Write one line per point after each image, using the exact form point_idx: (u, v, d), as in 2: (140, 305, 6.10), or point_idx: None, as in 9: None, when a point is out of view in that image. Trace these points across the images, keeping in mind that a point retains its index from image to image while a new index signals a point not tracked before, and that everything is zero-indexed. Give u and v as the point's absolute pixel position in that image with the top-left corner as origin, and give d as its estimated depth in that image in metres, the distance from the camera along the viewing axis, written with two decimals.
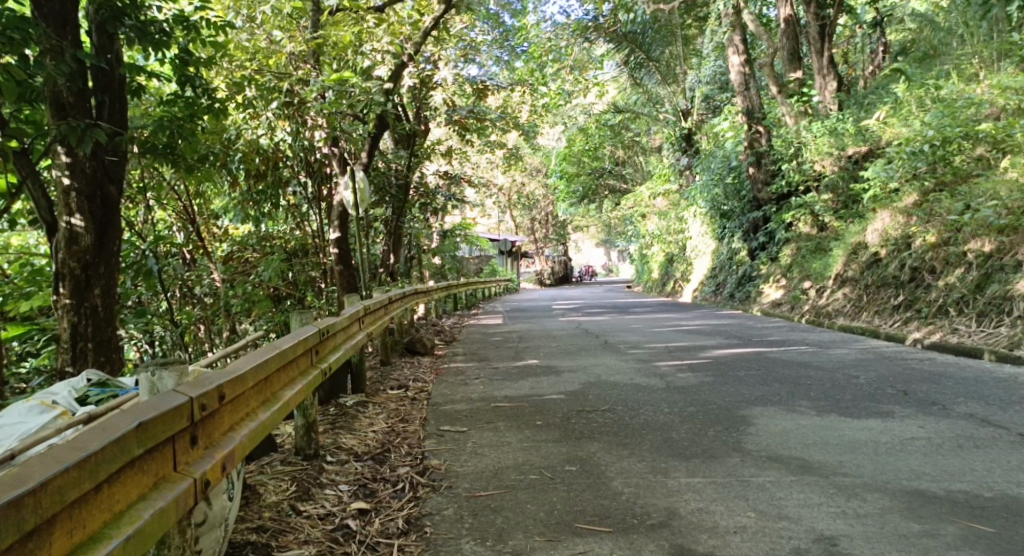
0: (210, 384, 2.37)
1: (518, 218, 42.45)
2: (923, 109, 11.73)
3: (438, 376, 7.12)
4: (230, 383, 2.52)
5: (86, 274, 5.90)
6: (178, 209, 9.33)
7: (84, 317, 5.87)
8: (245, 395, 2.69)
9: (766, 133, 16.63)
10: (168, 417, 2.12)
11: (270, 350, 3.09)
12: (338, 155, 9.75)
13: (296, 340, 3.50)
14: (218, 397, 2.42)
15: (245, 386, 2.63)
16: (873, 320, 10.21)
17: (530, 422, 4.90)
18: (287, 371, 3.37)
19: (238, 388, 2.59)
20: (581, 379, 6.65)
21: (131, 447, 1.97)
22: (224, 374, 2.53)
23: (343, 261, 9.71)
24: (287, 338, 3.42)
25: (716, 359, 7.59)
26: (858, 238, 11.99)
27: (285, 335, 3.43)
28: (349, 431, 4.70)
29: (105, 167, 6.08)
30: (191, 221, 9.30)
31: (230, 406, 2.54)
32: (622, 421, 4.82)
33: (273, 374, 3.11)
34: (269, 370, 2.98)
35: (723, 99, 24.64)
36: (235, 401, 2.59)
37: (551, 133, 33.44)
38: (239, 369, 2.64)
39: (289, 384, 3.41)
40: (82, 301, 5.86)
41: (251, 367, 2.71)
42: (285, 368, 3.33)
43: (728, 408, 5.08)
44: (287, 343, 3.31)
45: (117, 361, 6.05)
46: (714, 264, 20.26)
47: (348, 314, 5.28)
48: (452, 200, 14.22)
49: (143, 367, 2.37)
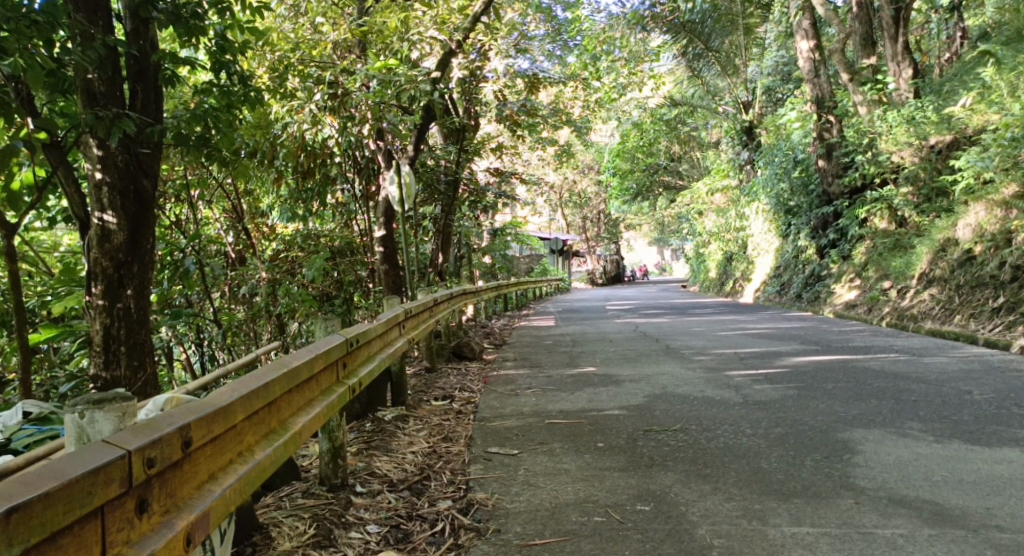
0: (163, 431, 1.91)
1: (570, 217, 41.65)
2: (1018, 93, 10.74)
3: (485, 385, 6.51)
4: (199, 423, 2.06)
5: (119, 274, 5.40)
6: (224, 207, 8.91)
7: (118, 320, 5.38)
8: (231, 432, 2.24)
9: (837, 123, 15.65)
10: (88, 485, 1.67)
11: (280, 368, 2.61)
12: (385, 151, 9.40)
13: (316, 351, 2.96)
14: (179, 445, 1.97)
15: (223, 425, 2.17)
16: (967, 325, 9.34)
17: (589, 444, 4.26)
18: (308, 389, 2.89)
19: (214, 427, 2.13)
20: (645, 390, 5.97)
21: (19, 538, 1.51)
22: (193, 410, 2.07)
23: (389, 260, 9.16)
24: (309, 349, 2.94)
25: (796, 369, 6.85)
26: (945, 234, 11.08)
27: (307, 345, 2.95)
28: (385, 454, 4.11)
29: (139, 160, 5.57)
30: (238, 222, 8.85)
31: (200, 452, 2.09)
32: (699, 445, 4.14)
33: (282, 397, 2.61)
34: (270, 397, 2.47)
35: (785, 92, 23.79)
36: (211, 443, 2.14)
37: (604, 129, 32.65)
38: (219, 401, 2.18)
39: (308, 406, 2.87)
40: (115, 302, 5.38)
41: (234, 399, 2.24)
42: (306, 386, 2.85)
43: (824, 431, 4.37)
44: (303, 357, 2.80)
45: (150, 366, 5.57)
46: (778, 262, 19.29)
47: (385, 320, 4.67)
48: (503, 197, 13.59)
49: (73, 407, 2.06)
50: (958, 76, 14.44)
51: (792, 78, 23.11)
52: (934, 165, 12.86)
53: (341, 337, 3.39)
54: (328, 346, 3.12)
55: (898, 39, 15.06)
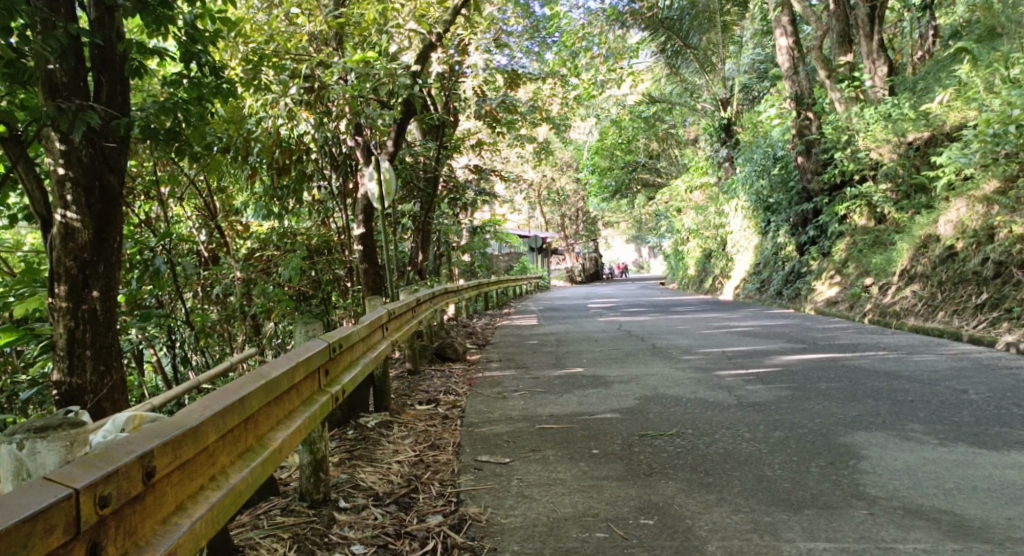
0: (117, 462, 1.72)
1: (548, 215, 41.44)
2: (997, 89, 10.72)
3: (471, 387, 6.30)
4: (162, 450, 1.87)
5: (84, 274, 5.12)
6: (198, 204, 8.53)
7: (82, 322, 5.09)
8: (203, 454, 2.06)
9: (816, 120, 15.58)
10: (26, 533, 1.49)
11: (260, 377, 2.41)
12: (364, 145, 9.00)
13: (297, 358, 2.75)
14: (138, 477, 1.78)
15: (191, 450, 1.98)
16: (951, 321, 9.29)
17: (584, 451, 4.08)
18: (291, 398, 2.69)
19: (182, 451, 1.95)
20: (636, 392, 5.80)
21: None
22: (155, 435, 1.88)
23: (368, 258, 8.91)
24: (292, 355, 2.75)
25: (787, 369, 6.71)
26: (926, 231, 11.04)
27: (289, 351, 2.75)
28: (369, 464, 3.91)
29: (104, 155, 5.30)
30: (213, 220, 8.45)
31: (165, 480, 1.90)
32: (699, 452, 3.98)
33: (261, 411, 2.41)
34: (246, 414, 2.27)
35: (761, 89, 23.84)
36: (179, 469, 1.95)
37: (582, 127, 32.48)
38: (189, 420, 2.00)
39: (289, 418, 2.67)
40: (79, 304, 5.08)
41: (204, 419, 2.04)
42: (288, 395, 2.66)
43: (826, 434, 4.22)
44: (283, 365, 2.59)
45: (119, 370, 5.30)
46: (757, 259, 19.23)
47: (368, 322, 4.44)
48: (483, 195, 13.36)
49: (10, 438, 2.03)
50: (930, 74, 14.60)
51: (768, 75, 23.10)
52: (912, 162, 12.84)
53: (324, 342, 3.19)
54: (311, 351, 2.92)
55: (874, 36, 15.09)
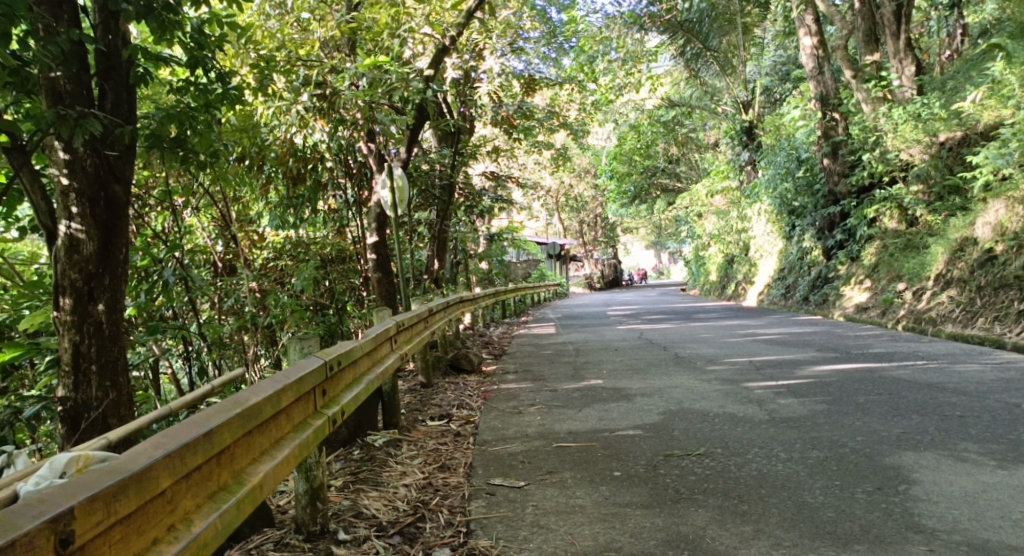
0: (19, 530, 1.50)
1: (567, 221, 41.05)
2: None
3: (485, 401, 5.99)
4: (88, 507, 1.64)
5: (89, 287, 4.63)
6: (211, 213, 8.19)
7: (88, 336, 4.61)
8: (152, 504, 1.82)
9: (842, 120, 15.23)
10: None
11: (232, 406, 2.16)
12: (377, 152, 8.77)
13: (287, 377, 2.49)
14: (52, 544, 1.55)
15: (128, 502, 1.74)
16: (991, 329, 8.91)
17: (606, 472, 3.78)
18: (278, 425, 2.44)
19: (119, 505, 1.72)
20: (660, 406, 5.48)
21: None
22: (81, 490, 1.66)
23: (381, 267, 8.62)
24: (280, 375, 2.49)
25: (820, 381, 6.38)
26: (961, 234, 10.62)
27: (277, 371, 2.50)
28: (375, 488, 3.63)
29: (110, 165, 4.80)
30: (228, 230, 8.05)
31: (98, 540, 1.67)
32: (730, 474, 3.65)
33: (236, 444, 2.17)
34: (213, 451, 2.04)
35: (783, 92, 23.42)
36: (116, 527, 1.72)
37: (600, 132, 32.08)
38: (127, 469, 1.76)
39: (278, 446, 2.42)
40: (84, 317, 4.61)
41: (148, 466, 1.81)
42: (274, 421, 2.41)
43: (869, 455, 3.90)
44: (267, 389, 2.34)
45: (127, 387, 4.82)
46: (782, 264, 18.77)
47: (373, 336, 4.16)
48: (500, 202, 13.06)
49: None
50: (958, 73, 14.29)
51: (791, 77, 22.68)
52: (945, 162, 12.39)
53: (322, 358, 2.92)
54: (305, 370, 2.65)
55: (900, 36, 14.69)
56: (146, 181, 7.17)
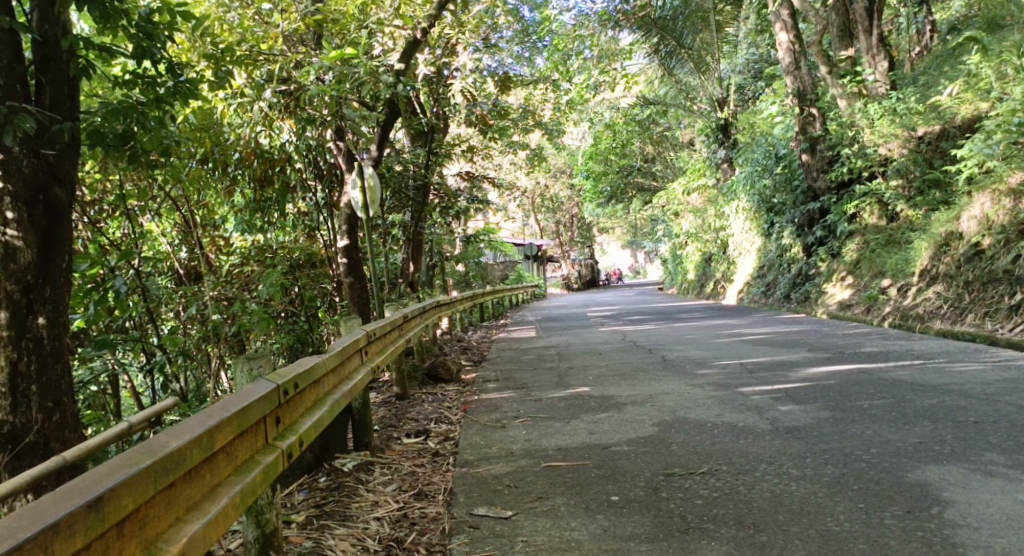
0: None
1: (543, 222, 40.68)
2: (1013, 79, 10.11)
3: (465, 414, 5.57)
4: None
5: (28, 299, 4.02)
6: (173, 218, 7.57)
7: (26, 351, 3.97)
8: None
9: (821, 116, 14.66)
10: None
11: (139, 459, 1.72)
12: (347, 150, 8.36)
13: (218, 412, 2.05)
14: None
15: None
16: (982, 325, 8.66)
17: (603, 497, 3.40)
18: (212, 470, 2.00)
19: None
20: (653, 416, 5.10)
21: None
22: None
23: (352, 272, 8.10)
24: (212, 408, 2.05)
25: (818, 384, 6.05)
26: (946, 228, 10.37)
27: (209, 404, 2.06)
28: (342, 524, 3.25)
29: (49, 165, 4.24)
30: (193, 234, 7.43)
31: None
32: (741, 497, 3.28)
33: (142, 509, 1.72)
34: (101, 525, 1.58)
35: (756, 90, 23.24)
36: None
37: (575, 133, 31.73)
38: None
39: (208, 502, 1.96)
40: (22, 333, 3.98)
41: None
42: (205, 468, 1.97)
43: (890, 470, 3.55)
44: (188, 432, 1.89)
45: (71, 406, 4.18)
46: (761, 262, 18.52)
47: (340, 349, 3.71)
48: (476, 202, 12.60)
49: None
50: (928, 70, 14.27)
51: (764, 75, 22.52)
52: (924, 156, 12.12)
53: (272, 382, 2.49)
54: (248, 398, 2.22)
55: (873, 31, 14.55)
56: (101, 186, 6.66)
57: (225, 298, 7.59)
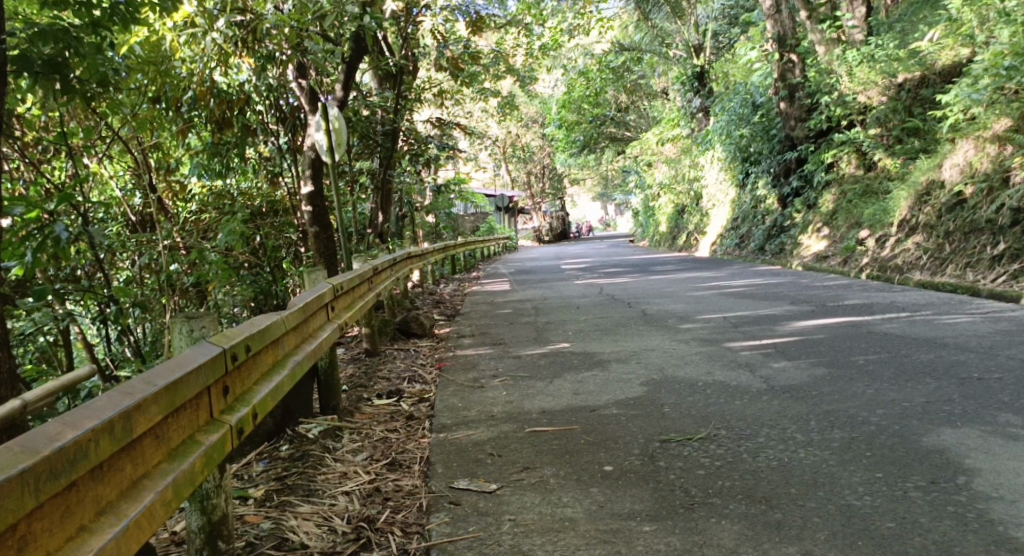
0: None
1: (514, 173, 40.06)
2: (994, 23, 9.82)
3: (440, 372, 5.24)
4: None
5: None
6: (125, 160, 6.95)
7: None
8: None
9: (800, 62, 14.26)
10: None
11: (16, 459, 1.32)
12: (310, 89, 7.69)
13: (137, 389, 1.66)
14: None
15: None
16: (963, 276, 8.47)
17: (595, 468, 3.09)
18: (133, 461, 1.63)
19: None
20: (640, 375, 4.80)
21: None
22: None
23: (318, 220, 7.60)
24: (132, 385, 1.67)
25: (807, 339, 5.79)
26: (927, 177, 10.14)
27: (129, 379, 1.68)
28: (306, 501, 2.92)
29: None
30: (144, 179, 6.79)
31: None
32: (746, 466, 3.00)
33: (21, 524, 1.32)
34: None
35: (731, 38, 22.76)
36: None
37: (547, 81, 30.99)
38: None
39: (126, 504, 1.58)
40: None
41: None
42: (123, 458, 1.60)
43: (902, 434, 3.29)
44: (89, 417, 1.50)
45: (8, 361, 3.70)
46: (735, 213, 18.30)
47: (301, 304, 3.32)
48: (448, 150, 12.07)
49: None
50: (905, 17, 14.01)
51: (739, 21, 22.04)
52: (903, 104, 11.74)
53: (217, 347, 2.11)
54: (183, 368, 1.84)
55: None
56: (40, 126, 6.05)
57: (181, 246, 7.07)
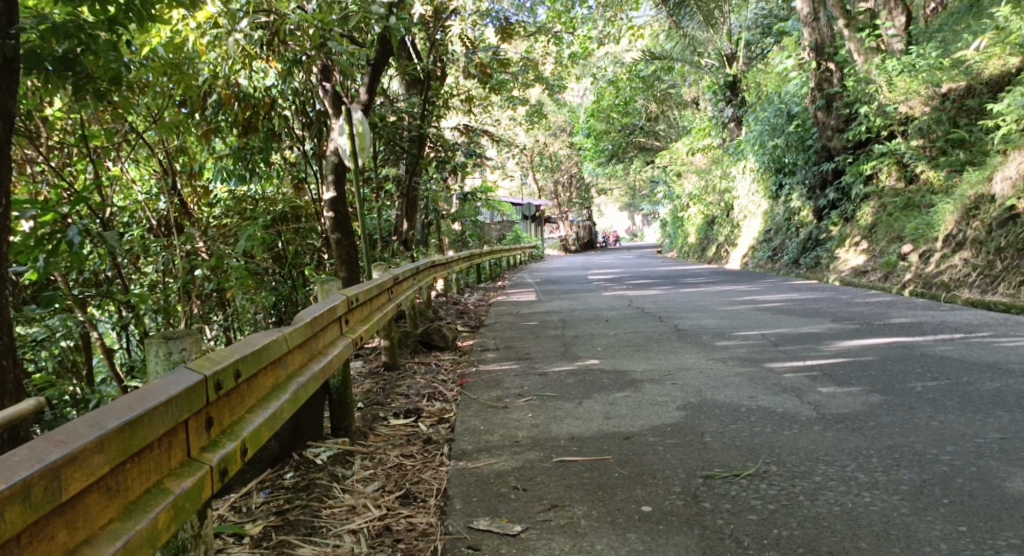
0: None
1: (541, 181, 39.71)
2: None
3: (462, 390, 4.92)
4: None
5: None
6: (152, 164, 6.66)
7: None
8: None
9: (838, 71, 13.86)
10: None
11: None
12: (333, 93, 7.33)
13: (70, 439, 1.45)
14: None
15: None
16: (1016, 295, 8.00)
17: (633, 508, 2.75)
18: (65, 527, 1.43)
19: None
20: (677, 398, 4.44)
21: None
22: None
23: (340, 227, 7.32)
24: (67, 433, 1.47)
25: (853, 362, 5.40)
26: (976, 190, 9.65)
27: (65, 426, 1.49)
28: (308, 541, 2.61)
29: None
30: (165, 181, 6.53)
31: None
32: (803, 511, 2.65)
33: None
34: None
35: (764, 48, 22.31)
36: None
37: (577, 89, 30.68)
38: None
39: None
40: None
41: None
42: (50, 524, 1.40)
43: (979, 477, 2.91)
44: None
45: (13, 370, 3.41)
46: (767, 225, 17.83)
47: (310, 318, 3.04)
48: (475, 157, 11.75)
49: None
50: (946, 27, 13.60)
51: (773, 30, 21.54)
52: (948, 114, 11.22)
53: (197, 374, 1.87)
54: (140, 408, 1.62)
55: None
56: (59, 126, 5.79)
57: (203, 251, 6.75)
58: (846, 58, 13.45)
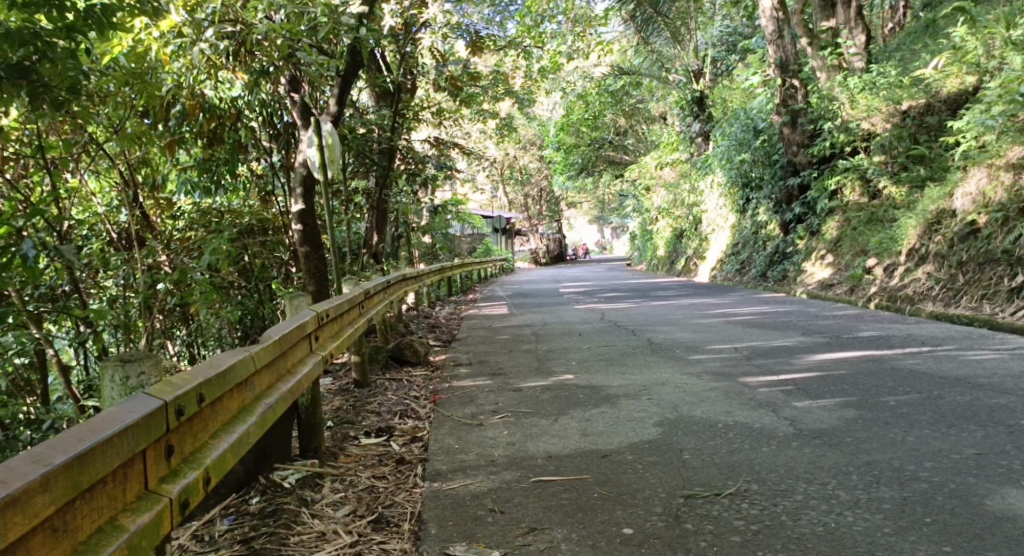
0: None
1: (511, 195, 39.71)
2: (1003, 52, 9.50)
3: (435, 406, 4.81)
4: None
5: None
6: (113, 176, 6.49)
7: None
8: None
9: (801, 87, 13.75)
10: None
11: None
12: (301, 103, 7.27)
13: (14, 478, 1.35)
14: None
15: None
16: (979, 308, 8.09)
17: (614, 531, 2.67)
18: None
19: None
20: (653, 414, 4.38)
21: None
22: None
23: (308, 241, 7.18)
24: (13, 472, 1.37)
25: (825, 376, 5.39)
26: (937, 205, 9.77)
27: (10, 463, 1.39)
28: None
29: None
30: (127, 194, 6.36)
31: None
32: (787, 532, 2.59)
33: None
34: None
35: (730, 64, 22.55)
36: None
37: (546, 104, 30.76)
38: None
39: None
40: None
41: None
42: None
43: (959, 494, 2.88)
44: None
45: None
46: (735, 239, 17.95)
47: (277, 335, 2.93)
48: (444, 170, 11.65)
49: None
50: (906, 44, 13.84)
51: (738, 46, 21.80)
52: (909, 131, 11.35)
53: (156, 401, 1.78)
54: (92, 440, 1.53)
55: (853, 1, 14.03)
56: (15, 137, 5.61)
57: (165, 265, 6.63)
58: (810, 74, 13.59)
